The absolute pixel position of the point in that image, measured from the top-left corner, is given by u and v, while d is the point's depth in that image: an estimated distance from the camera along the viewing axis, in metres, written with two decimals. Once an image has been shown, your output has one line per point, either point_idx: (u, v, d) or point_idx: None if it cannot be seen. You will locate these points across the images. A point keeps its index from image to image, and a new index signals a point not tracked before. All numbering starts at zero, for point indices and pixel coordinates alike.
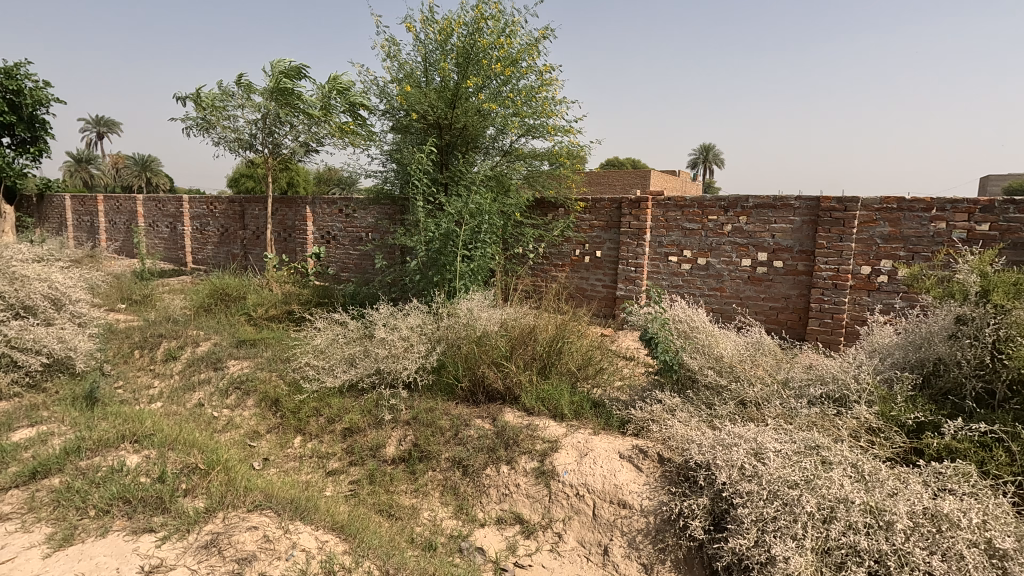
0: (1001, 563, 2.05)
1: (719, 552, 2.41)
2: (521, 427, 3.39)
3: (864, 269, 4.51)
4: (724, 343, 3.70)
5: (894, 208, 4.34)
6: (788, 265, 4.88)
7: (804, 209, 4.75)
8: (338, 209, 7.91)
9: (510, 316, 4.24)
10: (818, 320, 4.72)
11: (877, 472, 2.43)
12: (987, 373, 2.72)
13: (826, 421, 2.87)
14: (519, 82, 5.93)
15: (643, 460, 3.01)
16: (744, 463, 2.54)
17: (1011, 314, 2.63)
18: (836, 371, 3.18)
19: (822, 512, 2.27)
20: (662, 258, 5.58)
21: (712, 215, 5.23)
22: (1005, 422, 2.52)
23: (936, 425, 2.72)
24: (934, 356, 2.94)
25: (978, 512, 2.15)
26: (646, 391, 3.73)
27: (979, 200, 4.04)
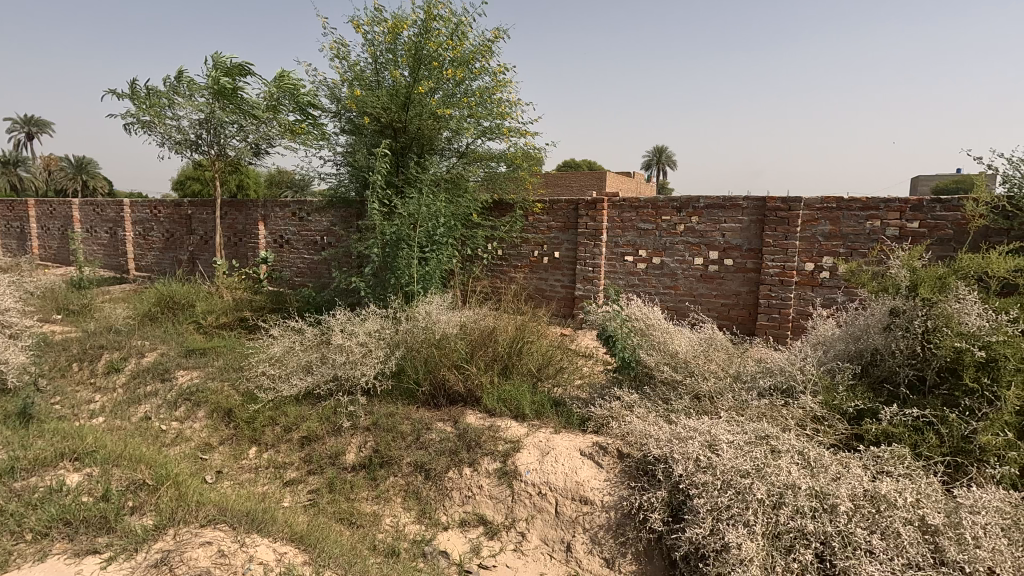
0: (932, 537, 2.21)
1: (677, 542, 2.49)
2: (483, 429, 3.41)
3: (808, 266, 4.74)
4: (679, 340, 3.83)
5: (834, 207, 4.59)
6: (738, 263, 5.08)
7: (751, 209, 4.96)
8: (291, 212, 7.71)
9: (470, 319, 4.26)
10: (767, 316, 4.94)
11: (821, 459, 2.57)
12: (919, 362, 2.91)
13: (775, 412, 3.02)
14: (473, 83, 5.95)
15: (603, 456, 3.07)
16: (699, 455, 2.64)
17: (938, 306, 2.85)
18: (783, 364, 3.34)
19: (772, 498, 2.39)
20: (618, 258, 5.71)
21: (665, 215, 5.39)
22: (934, 407, 2.72)
23: (874, 412, 2.92)
24: (872, 347, 3.14)
25: (911, 492, 2.31)
26: (605, 389, 3.81)
27: (909, 200, 4.31)
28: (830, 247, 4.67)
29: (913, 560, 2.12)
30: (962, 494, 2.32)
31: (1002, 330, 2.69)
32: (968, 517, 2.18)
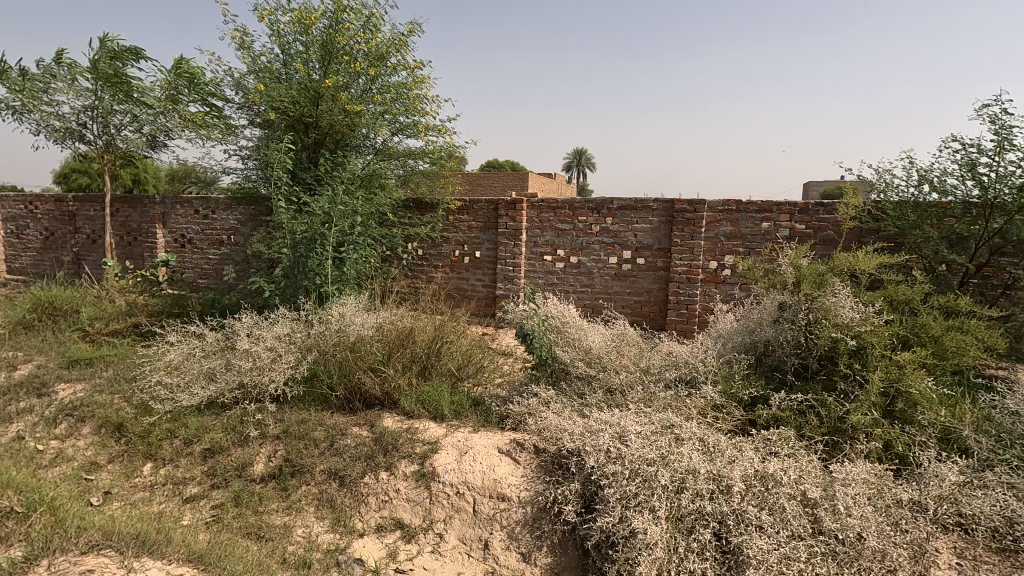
0: (812, 509, 2.43)
1: (589, 531, 2.58)
2: (400, 431, 3.36)
3: (712, 264, 5.07)
4: (592, 336, 3.98)
5: (733, 209, 4.94)
6: (649, 262, 5.34)
7: (660, 210, 5.23)
8: (194, 209, 7.20)
9: (388, 319, 4.17)
10: (675, 311, 5.22)
11: (718, 444, 2.77)
12: (803, 352, 3.24)
13: (679, 402, 3.22)
14: (388, 79, 5.83)
15: (520, 452, 3.13)
16: (609, 447, 2.75)
17: (818, 300, 3.18)
18: (687, 357, 3.56)
19: (674, 483, 2.54)
20: (538, 257, 5.81)
21: (582, 216, 5.56)
22: (815, 393, 3.09)
23: (765, 398, 3.19)
24: (764, 339, 3.42)
25: (794, 470, 2.55)
26: (523, 386, 3.88)
27: (797, 203, 4.73)
28: (731, 247, 5.02)
29: (796, 531, 2.31)
30: (836, 469, 2.58)
31: (870, 320, 3.08)
32: (840, 489, 2.41)
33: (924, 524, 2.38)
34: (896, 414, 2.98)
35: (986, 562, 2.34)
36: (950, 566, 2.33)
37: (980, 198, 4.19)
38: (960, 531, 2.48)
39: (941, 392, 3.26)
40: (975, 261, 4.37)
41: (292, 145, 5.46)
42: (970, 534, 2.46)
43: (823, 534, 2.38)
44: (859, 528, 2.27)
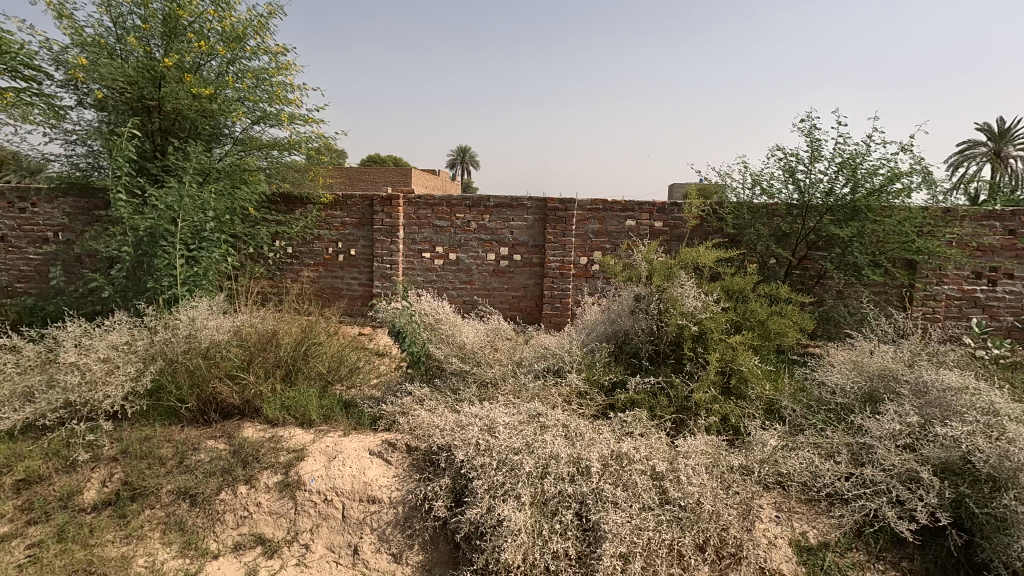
0: (659, 482, 2.66)
1: (459, 524, 2.60)
2: (262, 442, 3.13)
3: (582, 260, 5.36)
4: (466, 333, 4.01)
5: (600, 208, 5.28)
6: (525, 258, 5.50)
7: (534, 209, 5.42)
8: (6, 201, 6.14)
9: (248, 322, 3.87)
10: (550, 305, 5.44)
11: (580, 429, 2.94)
12: (655, 339, 3.57)
13: (547, 391, 3.36)
14: (246, 63, 5.40)
15: (392, 453, 3.08)
16: (478, 440, 2.80)
17: (667, 291, 3.52)
18: (555, 348, 3.73)
19: (539, 469, 2.66)
20: (416, 254, 5.74)
21: (459, 213, 5.58)
22: (666, 375, 3.41)
23: (623, 382, 3.47)
24: (623, 329, 3.68)
25: (645, 448, 2.79)
26: (397, 385, 3.80)
27: (656, 203, 5.18)
28: (599, 244, 5.35)
29: (646, 503, 2.52)
30: (680, 443, 2.87)
31: (709, 308, 3.46)
32: (681, 462, 2.68)
33: (749, 484, 2.71)
34: (732, 389, 3.39)
35: (798, 511, 2.72)
36: (771, 519, 2.66)
37: (799, 200, 4.87)
38: (778, 487, 2.83)
39: (766, 369, 3.78)
40: (795, 256, 5.06)
41: (131, 131, 4.87)
42: (786, 489, 2.82)
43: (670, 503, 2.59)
44: (697, 495, 2.52)
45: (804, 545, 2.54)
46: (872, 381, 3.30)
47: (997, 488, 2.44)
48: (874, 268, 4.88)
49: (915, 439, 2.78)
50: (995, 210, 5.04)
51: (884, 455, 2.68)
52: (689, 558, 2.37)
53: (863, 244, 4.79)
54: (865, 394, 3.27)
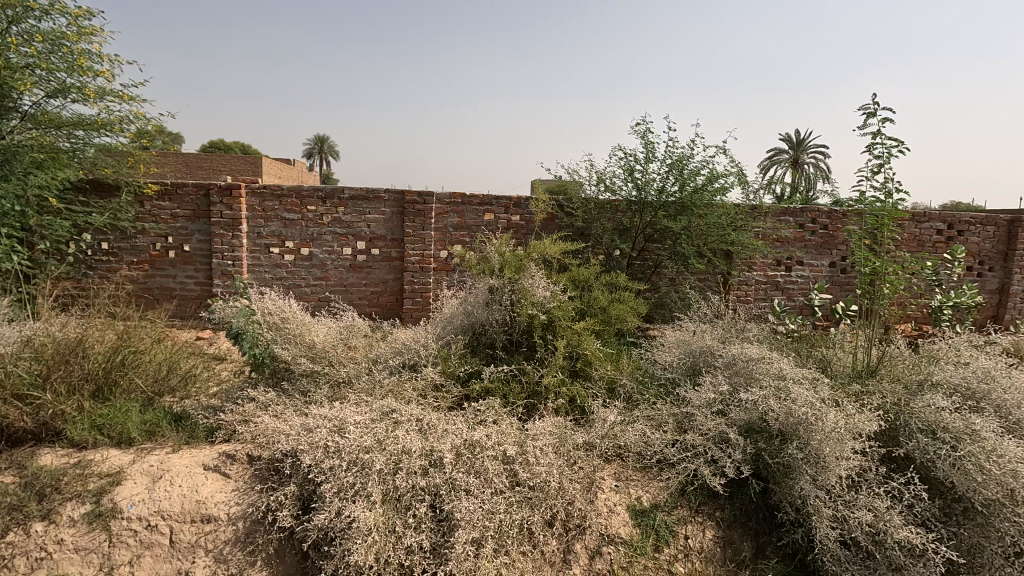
0: (510, 465, 2.72)
1: (307, 532, 2.46)
2: (65, 468, 2.66)
3: (442, 254, 5.37)
4: (317, 331, 3.78)
5: (459, 202, 5.32)
6: (383, 252, 5.35)
7: (391, 202, 5.29)
8: None
9: (43, 330, 3.25)
10: (411, 300, 5.37)
11: (434, 422, 2.92)
12: (509, 328, 3.67)
13: (401, 387, 3.30)
14: (34, 24, 4.54)
15: (231, 465, 2.79)
16: (326, 442, 2.66)
17: (519, 282, 3.65)
18: (410, 342, 3.70)
19: (390, 465, 2.59)
20: (263, 249, 5.28)
21: (310, 206, 5.24)
22: (518, 363, 3.55)
23: (478, 373, 3.53)
24: (479, 320, 3.71)
25: (496, 434, 2.85)
26: (238, 392, 3.47)
27: (512, 198, 5.35)
28: (458, 237, 5.41)
29: (498, 487, 2.58)
30: (530, 427, 3.02)
31: (556, 297, 3.69)
32: (530, 444, 2.77)
33: (591, 458, 2.91)
34: (579, 371, 3.64)
35: (633, 478, 2.97)
36: (611, 488, 2.88)
37: (637, 196, 5.31)
38: (617, 459, 3.07)
39: (609, 352, 4.10)
40: (635, 247, 5.50)
41: None
42: (624, 459, 3.07)
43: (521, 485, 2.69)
44: (545, 475, 2.64)
45: (638, 509, 2.79)
46: (695, 357, 3.70)
47: (784, 440, 2.88)
48: (698, 258, 5.49)
49: (725, 405, 3.17)
50: (791, 207, 6.05)
51: (703, 421, 3.03)
52: (538, 536, 2.50)
53: (690, 237, 5.37)
54: (689, 368, 3.67)
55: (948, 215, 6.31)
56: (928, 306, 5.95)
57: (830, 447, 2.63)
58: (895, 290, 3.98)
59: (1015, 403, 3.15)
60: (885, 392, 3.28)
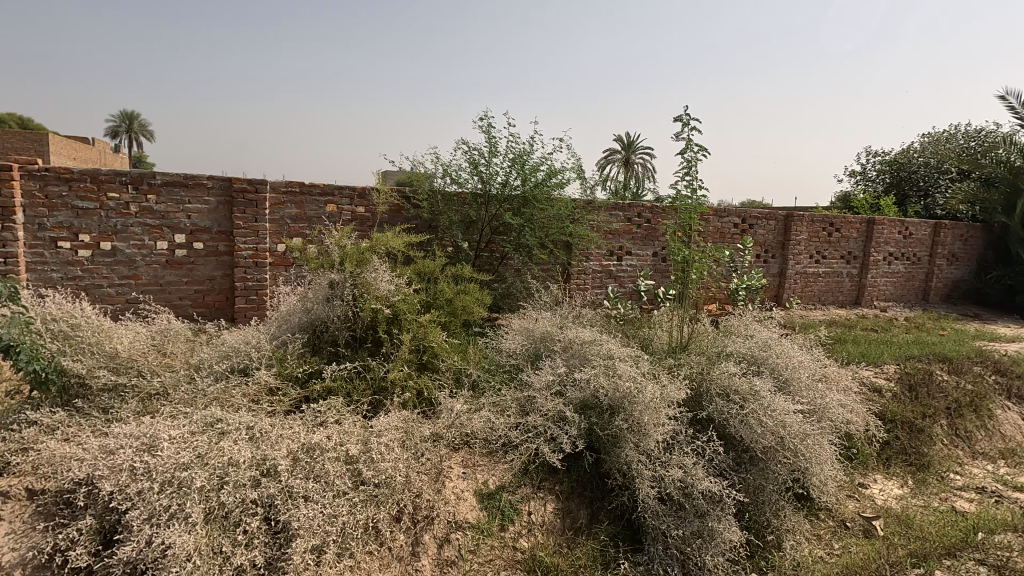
0: (353, 465, 2.57)
1: (109, 569, 2.12)
2: None
3: (279, 247, 4.96)
4: (120, 338, 3.27)
5: (297, 192, 4.93)
6: (209, 246, 4.76)
7: (216, 190, 4.71)
8: None
9: None
10: (244, 298, 4.87)
11: (267, 429, 2.65)
12: (352, 324, 3.50)
13: (228, 394, 2.98)
14: None
15: (3, 504, 2.31)
16: (133, 464, 2.31)
17: (361, 276, 3.51)
18: (238, 344, 3.36)
19: (213, 481, 2.30)
20: (49, 244, 4.30)
21: (111, 192, 4.42)
22: (362, 359, 3.41)
23: (319, 372, 3.34)
24: (319, 317, 3.49)
25: (337, 434, 2.66)
26: (11, 418, 2.81)
27: (356, 187, 5.09)
28: (297, 230, 5.02)
29: (340, 489, 2.42)
30: (375, 423, 2.84)
31: (400, 290, 3.61)
32: (374, 441, 2.63)
33: (438, 449, 2.91)
34: (426, 364, 3.62)
35: (479, 463, 3.00)
36: (458, 476, 2.87)
37: (482, 189, 5.41)
38: (465, 446, 3.11)
39: (456, 343, 4.13)
40: (481, 239, 5.63)
41: None
42: (471, 446, 3.13)
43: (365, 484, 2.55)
44: (390, 470, 2.54)
45: (486, 492, 2.82)
46: (537, 343, 3.85)
47: (613, 413, 3.16)
48: (541, 249, 5.75)
49: (563, 385, 3.35)
50: (619, 203, 6.65)
51: (543, 403, 3.18)
52: (384, 533, 2.41)
53: (533, 229, 5.61)
54: (532, 353, 3.80)
55: (742, 212, 7.45)
56: (727, 289, 6.96)
57: (649, 415, 2.96)
58: (700, 276, 4.59)
59: (786, 366, 3.83)
60: (692, 364, 3.77)
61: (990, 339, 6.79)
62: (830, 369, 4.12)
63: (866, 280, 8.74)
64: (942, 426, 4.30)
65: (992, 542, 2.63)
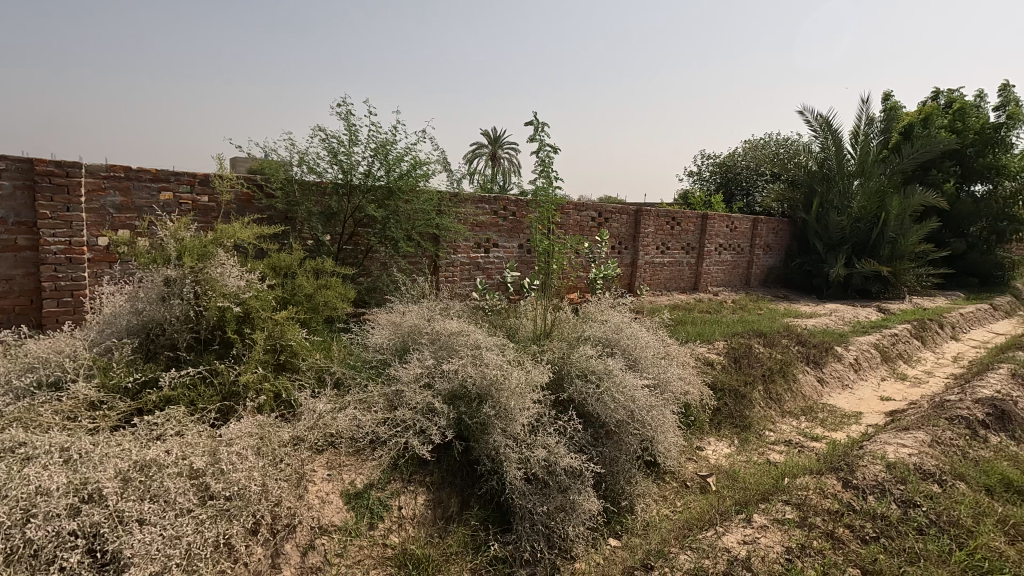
0: (199, 479, 2.32)
1: None
2: None
3: (101, 241, 4.14)
4: None
5: (121, 176, 4.19)
6: (3, 240, 3.80)
7: (12, 171, 3.79)
8: None
9: None
10: (56, 301, 3.98)
11: (88, 450, 2.28)
12: (194, 324, 3.13)
13: (34, 412, 2.52)
14: None
15: None
16: None
17: (204, 272, 3.15)
18: (47, 354, 2.84)
19: (16, 515, 1.94)
20: None
21: None
22: (207, 363, 3.08)
23: (155, 380, 2.96)
24: (153, 319, 3.07)
25: (178, 446, 2.38)
26: None
27: (197, 174, 4.55)
28: (124, 220, 4.26)
29: (183, 507, 2.16)
30: (223, 431, 2.58)
31: (251, 286, 3.33)
32: (224, 451, 2.39)
33: (299, 452, 2.72)
34: (284, 364, 3.39)
35: (345, 464, 2.90)
36: (323, 479, 2.75)
37: (343, 179, 5.17)
38: (329, 447, 2.97)
39: (318, 340, 3.91)
40: (344, 232, 5.39)
41: None
42: (337, 446, 3.00)
43: (214, 499, 2.31)
44: (243, 481, 2.31)
45: (353, 492, 2.72)
46: (404, 336, 3.75)
47: (480, 401, 3.23)
48: (408, 242, 5.64)
49: (431, 377, 3.33)
50: (485, 196, 6.78)
51: (411, 396, 3.14)
52: (238, 548, 2.19)
53: (399, 221, 5.49)
54: (398, 347, 3.71)
55: (598, 206, 7.98)
56: (587, 278, 7.44)
57: (513, 400, 3.09)
58: (561, 266, 4.84)
59: (636, 347, 4.20)
60: (554, 350, 3.97)
61: (794, 316, 8.07)
62: (671, 347, 4.61)
63: (702, 268, 9.89)
64: (759, 391, 5.02)
65: (796, 485, 3.05)
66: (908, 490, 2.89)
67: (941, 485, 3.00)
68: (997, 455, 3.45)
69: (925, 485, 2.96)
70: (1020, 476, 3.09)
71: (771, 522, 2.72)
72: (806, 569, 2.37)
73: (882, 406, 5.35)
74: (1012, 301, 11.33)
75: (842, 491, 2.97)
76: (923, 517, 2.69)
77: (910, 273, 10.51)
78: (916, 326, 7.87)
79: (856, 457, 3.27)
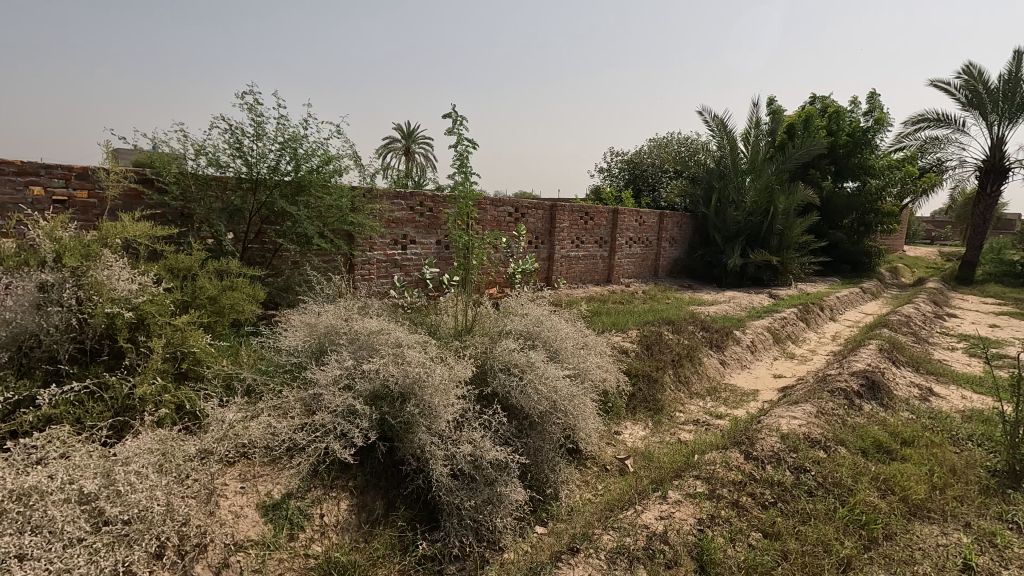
0: (90, 505, 2.10)
1: None
2: None
3: None
4: None
5: None
6: None
7: None
8: None
9: None
10: None
11: None
12: (77, 334, 2.81)
13: None
14: None
15: None
16: None
17: (88, 275, 2.83)
18: None
19: None
20: None
21: None
22: (96, 376, 2.78)
23: (32, 398, 2.62)
24: (21, 333, 2.69)
25: (64, 470, 2.14)
26: None
27: (73, 167, 4.09)
28: None
29: (73, 536, 1.95)
30: (118, 449, 2.35)
31: (145, 289, 3.03)
32: (119, 471, 2.18)
33: (208, 466, 2.53)
34: (186, 373, 3.13)
35: (260, 474, 2.74)
36: (235, 492, 2.58)
37: (246, 173, 4.85)
38: (241, 458, 2.79)
39: (223, 346, 3.65)
40: (249, 230, 5.07)
41: None
42: (249, 457, 2.82)
43: (109, 524, 2.10)
44: (143, 502, 2.12)
45: (269, 504, 2.58)
46: (320, 338, 3.58)
47: (403, 399, 3.17)
48: (320, 239, 5.40)
49: (351, 379, 3.22)
50: (400, 191, 6.63)
51: (330, 399, 3.02)
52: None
53: (310, 217, 5.23)
54: (314, 350, 3.55)
55: (514, 201, 8.08)
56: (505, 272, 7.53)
57: (438, 396, 3.06)
58: (480, 261, 4.85)
59: (555, 339, 4.32)
60: (477, 344, 3.98)
61: (698, 303, 8.65)
62: (589, 337, 4.77)
63: (614, 262, 10.31)
64: (669, 375, 5.34)
65: (705, 460, 3.29)
66: (799, 458, 3.20)
67: (826, 451, 3.36)
68: (869, 421, 3.91)
69: (813, 452, 3.30)
70: (887, 438, 3.52)
71: (684, 497, 2.92)
72: (715, 537, 2.56)
73: (776, 383, 5.88)
74: (877, 285, 12.84)
75: (744, 463, 3.22)
76: (812, 481, 3.00)
77: (795, 261, 11.59)
78: (801, 310, 8.70)
79: (755, 431, 3.57)
